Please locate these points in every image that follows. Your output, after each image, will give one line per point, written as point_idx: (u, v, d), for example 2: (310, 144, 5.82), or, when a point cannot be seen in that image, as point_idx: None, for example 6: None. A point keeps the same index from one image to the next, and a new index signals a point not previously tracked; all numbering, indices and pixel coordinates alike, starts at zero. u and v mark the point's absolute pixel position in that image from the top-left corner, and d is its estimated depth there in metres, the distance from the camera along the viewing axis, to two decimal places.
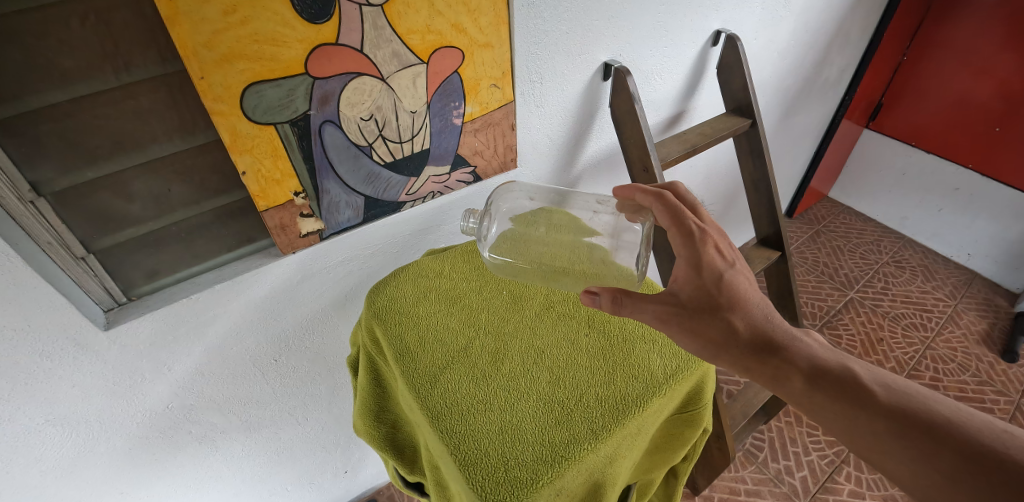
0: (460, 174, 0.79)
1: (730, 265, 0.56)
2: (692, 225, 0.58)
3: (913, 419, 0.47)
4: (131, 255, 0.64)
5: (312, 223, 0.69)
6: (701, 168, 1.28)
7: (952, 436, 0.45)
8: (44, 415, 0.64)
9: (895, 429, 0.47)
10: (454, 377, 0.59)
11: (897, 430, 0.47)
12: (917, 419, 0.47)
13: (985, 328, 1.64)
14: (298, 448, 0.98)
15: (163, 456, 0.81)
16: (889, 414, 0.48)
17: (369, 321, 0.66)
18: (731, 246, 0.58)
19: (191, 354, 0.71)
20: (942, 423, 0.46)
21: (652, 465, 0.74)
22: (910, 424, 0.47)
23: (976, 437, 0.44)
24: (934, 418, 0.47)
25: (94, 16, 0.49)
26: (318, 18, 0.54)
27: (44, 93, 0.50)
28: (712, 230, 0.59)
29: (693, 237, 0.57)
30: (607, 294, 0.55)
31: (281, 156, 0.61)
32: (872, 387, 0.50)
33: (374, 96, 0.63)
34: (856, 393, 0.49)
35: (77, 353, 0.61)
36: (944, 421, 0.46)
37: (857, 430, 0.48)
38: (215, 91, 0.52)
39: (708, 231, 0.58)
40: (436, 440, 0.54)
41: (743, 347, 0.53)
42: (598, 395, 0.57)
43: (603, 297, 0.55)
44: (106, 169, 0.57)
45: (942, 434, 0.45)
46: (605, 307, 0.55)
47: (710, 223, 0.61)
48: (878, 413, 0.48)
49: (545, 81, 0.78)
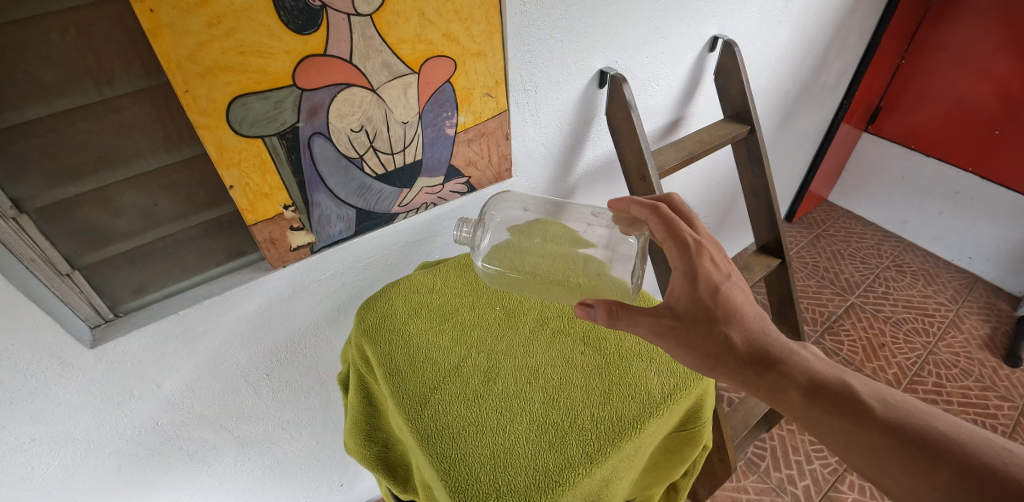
0: (454, 184, 0.78)
1: (726, 277, 0.55)
2: (689, 237, 0.57)
3: (910, 435, 0.46)
4: (117, 270, 0.63)
5: (303, 236, 0.68)
6: (700, 175, 1.27)
7: (950, 451, 0.44)
8: (31, 434, 0.63)
9: (893, 445, 0.46)
10: (446, 398, 0.57)
11: (896, 446, 0.46)
12: (914, 436, 0.45)
13: (987, 332, 1.63)
14: (292, 462, 0.97)
15: (154, 474, 0.79)
16: (886, 430, 0.46)
17: (359, 339, 0.64)
18: (727, 259, 0.57)
19: (180, 370, 0.70)
20: (939, 439, 0.45)
21: (651, 481, 0.72)
22: (908, 440, 0.45)
23: (976, 454, 0.43)
24: (932, 434, 0.45)
25: (75, 28, 0.47)
26: (305, 29, 0.52)
27: (24, 108, 0.48)
28: (708, 242, 0.58)
29: (690, 250, 0.56)
30: (603, 306, 0.54)
31: (269, 170, 0.60)
32: (870, 402, 0.48)
33: (364, 107, 0.62)
34: (854, 408, 0.48)
35: (63, 371, 0.60)
36: (942, 437, 0.45)
37: (854, 445, 0.47)
38: (199, 104, 0.51)
39: (705, 243, 0.57)
40: (427, 465, 0.52)
41: (741, 361, 0.51)
42: (594, 417, 0.56)
43: (599, 309, 0.53)
44: (90, 185, 0.55)
45: (940, 451, 0.44)
46: (600, 319, 0.54)
47: (707, 235, 0.60)
48: (875, 428, 0.47)
49: (540, 89, 0.77)
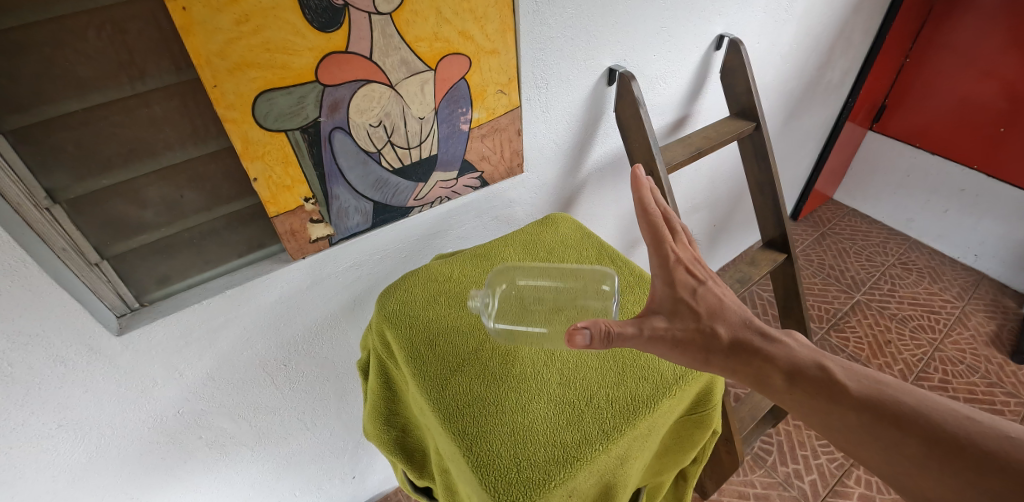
0: (467, 179, 0.80)
1: (702, 283, 0.57)
2: (670, 251, 0.58)
3: (881, 409, 0.47)
4: (143, 261, 0.65)
5: (322, 228, 0.70)
6: (707, 170, 1.28)
7: (918, 423, 0.46)
8: (57, 420, 0.65)
9: (866, 420, 0.47)
10: (464, 380, 0.59)
11: (868, 420, 0.47)
12: (885, 410, 0.47)
13: (994, 329, 1.64)
14: (307, 451, 0.99)
15: (174, 462, 0.81)
16: (858, 406, 0.48)
17: (380, 325, 0.66)
18: (705, 268, 0.59)
19: (202, 359, 0.72)
20: (908, 413, 0.47)
21: (662, 467, 0.74)
22: (878, 414, 0.47)
23: (940, 424, 0.45)
24: (902, 408, 0.47)
25: (110, 25, 0.49)
26: (328, 27, 0.54)
27: (61, 101, 0.51)
28: (690, 253, 0.59)
29: (669, 262, 0.57)
30: (597, 327, 0.49)
31: (292, 163, 0.62)
32: (844, 381, 0.50)
33: (383, 103, 0.64)
34: (829, 388, 0.50)
35: (91, 358, 0.62)
36: (910, 411, 0.47)
37: (830, 423, 0.49)
38: (227, 98, 0.53)
39: (685, 255, 0.58)
40: (448, 442, 0.54)
41: (727, 351, 0.53)
42: (609, 396, 0.57)
43: (596, 330, 0.48)
44: (120, 177, 0.58)
45: (907, 422, 0.46)
46: (596, 340, 0.49)
47: (690, 243, 0.62)
48: (849, 405, 0.48)
49: (550, 86, 0.79)
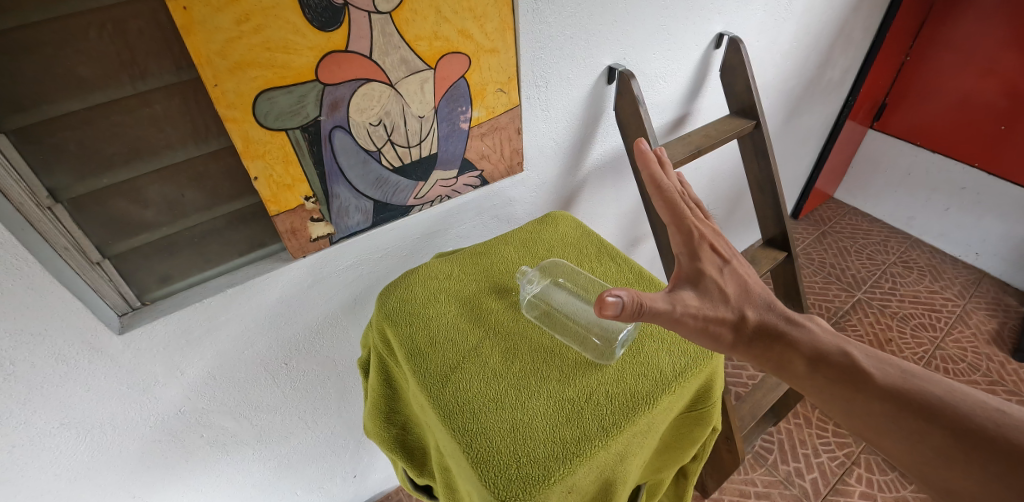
0: (467, 178, 0.81)
1: (726, 262, 0.58)
2: (692, 227, 0.58)
3: (906, 399, 0.48)
4: (145, 259, 0.65)
5: (322, 227, 0.70)
6: (706, 169, 1.28)
7: (943, 414, 0.46)
8: (60, 418, 0.65)
9: (891, 409, 0.48)
10: (466, 376, 0.59)
11: (892, 409, 0.48)
12: (909, 400, 0.47)
13: (995, 327, 1.63)
14: (308, 450, 0.99)
15: (175, 461, 0.82)
16: (883, 395, 0.49)
17: (380, 323, 0.66)
18: (726, 243, 0.59)
19: (202, 357, 0.72)
20: (935, 404, 0.47)
21: (662, 464, 0.74)
22: (903, 404, 0.48)
23: (968, 415, 0.45)
24: (929, 399, 0.47)
25: (111, 25, 0.50)
26: (328, 26, 0.55)
27: (62, 101, 0.51)
28: (710, 230, 0.60)
29: (692, 237, 0.57)
30: (631, 298, 0.48)
31: (292, 162, 0.62)
32: (869, 370, 0.50)
33: (383, 102, 0.64)
34: (853, 376, 0.50)
35: (92, 356, 0.62)
36: (937, 402, 0.47)
37: (853, 411, 0.50)
38: (228, 98, 0.54)
39: (707, 232, 0.59)
40: (449, 438, 0.54)
41: (751, 336, 0.55)
42: (609, 393, 0.57)
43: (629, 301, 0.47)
44: (120, 176, 0.58)
45: (933, 412, 0.46)
46: (626, 310, 0.48)
47: (704, 217, 0.62)
48: (874, 395, 0.49)
49: (550, 85, 0.79)
